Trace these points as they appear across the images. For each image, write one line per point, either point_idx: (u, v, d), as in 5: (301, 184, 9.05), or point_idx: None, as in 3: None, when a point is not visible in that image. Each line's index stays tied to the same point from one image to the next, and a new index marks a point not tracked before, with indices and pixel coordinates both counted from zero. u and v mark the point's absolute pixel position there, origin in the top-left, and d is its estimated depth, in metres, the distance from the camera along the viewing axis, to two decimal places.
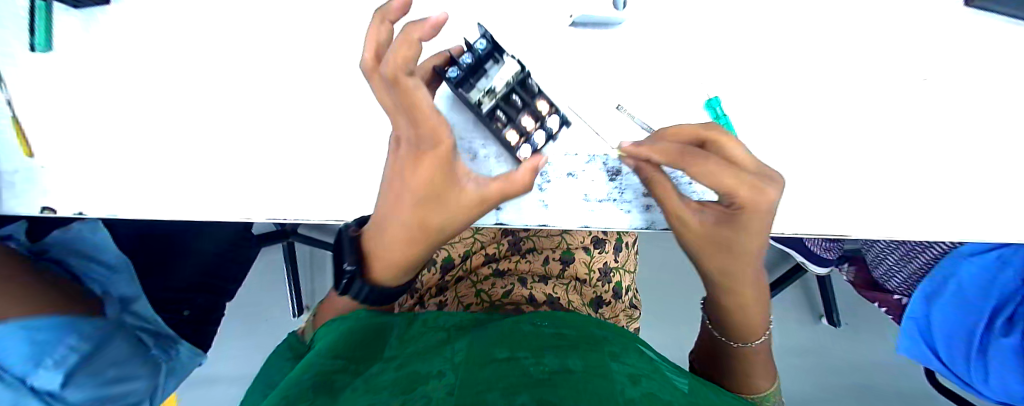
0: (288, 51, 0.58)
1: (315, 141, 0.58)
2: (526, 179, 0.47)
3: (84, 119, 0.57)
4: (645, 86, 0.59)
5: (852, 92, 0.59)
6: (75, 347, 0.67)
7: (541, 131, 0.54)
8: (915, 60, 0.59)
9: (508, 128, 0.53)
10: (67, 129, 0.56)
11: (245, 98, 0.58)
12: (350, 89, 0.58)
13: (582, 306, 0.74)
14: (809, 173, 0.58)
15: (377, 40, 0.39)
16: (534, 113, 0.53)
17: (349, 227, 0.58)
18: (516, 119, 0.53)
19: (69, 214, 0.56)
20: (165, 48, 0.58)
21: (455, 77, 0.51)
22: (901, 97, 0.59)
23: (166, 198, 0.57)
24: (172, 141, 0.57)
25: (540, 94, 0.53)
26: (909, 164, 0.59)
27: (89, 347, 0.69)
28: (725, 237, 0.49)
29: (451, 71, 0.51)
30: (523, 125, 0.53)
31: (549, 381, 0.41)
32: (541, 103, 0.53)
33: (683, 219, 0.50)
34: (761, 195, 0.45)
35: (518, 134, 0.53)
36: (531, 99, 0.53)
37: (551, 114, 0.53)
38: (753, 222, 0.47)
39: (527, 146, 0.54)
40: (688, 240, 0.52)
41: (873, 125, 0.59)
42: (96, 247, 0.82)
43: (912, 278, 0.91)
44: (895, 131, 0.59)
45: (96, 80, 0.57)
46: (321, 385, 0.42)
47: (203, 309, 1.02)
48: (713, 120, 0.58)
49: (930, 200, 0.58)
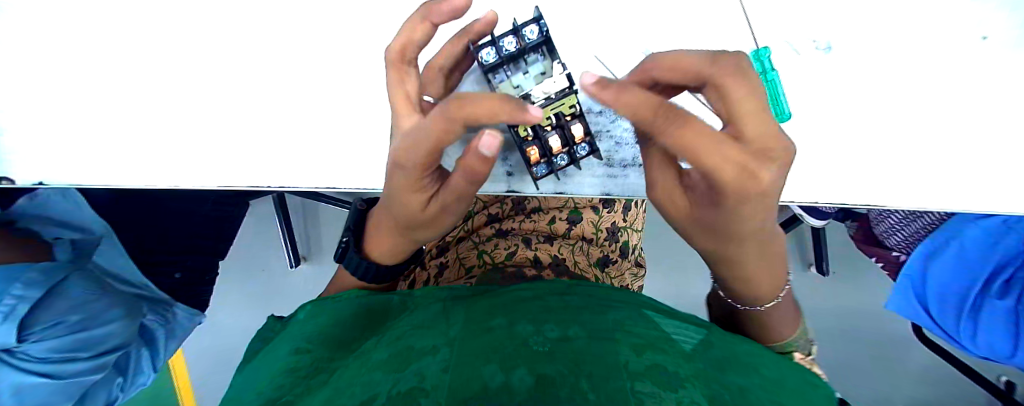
0: (266, 6, 0.52)
1: (291, 109, 0.54)
2: (479, 168, 0.39)
3: (37, 83, 0.53)
4: (652, 46, 0.54)
5: (884, 56, 0.54)
6: (22, 297, 0.73)
7: (566, 155, 0.47)
8: (953, 16, 0.53)
9: (532, 144, 0.46)
10: (22, 95, 0.53)
11: (211, 59, 0.53)
12: (337, 50, 0.53)
13: (590, 266, 0.70)
14: (811, 143, 0.56)
15: (410, 38, 0.40)
16: (566, 136, 0.46)
17: (359, 205, 0.64)
18: (544, 136, 0.45)
19: (30, 184, 0.54)
20: (116, 3, 0.52)
21: (490, 63, 0.42)
22: (938, 57, 0.54)
23: (137, 166, 0.54)
24: (136, 106, 0.53)
25: (579, 117, 0.45)
26: (926, 130, 0.55)
27: (38, 297, 0.75)
28: (712, 223, 0.38)
29: (486, 54, 0.42)
30: (550, 146, 0.46)
31: (549, 352, 0.38)
32: (577, 128, 0.45)
33: (671, 191, 0.40)
34: (756, 182, 0.32)
35: (541, 152, 0.46)
36: (567, 123, 0.45)
37: (583, 142, 0.47)
38: (741, 210, 0.34)
39: (544, 166, 0.48)
40: (678, 224, 0.42)
41: (903, 93, 0.55)
42: (66, 212, 0.88)
43: (913, 236, 0.92)
44: (927, 100, 0.55)
45: (60, 38, 0.52)
46: (309, 377, 0.41)
47: (195, 271, 1.04)
48: (758, 74, 0.54)
49: (942, 169, 0.55)
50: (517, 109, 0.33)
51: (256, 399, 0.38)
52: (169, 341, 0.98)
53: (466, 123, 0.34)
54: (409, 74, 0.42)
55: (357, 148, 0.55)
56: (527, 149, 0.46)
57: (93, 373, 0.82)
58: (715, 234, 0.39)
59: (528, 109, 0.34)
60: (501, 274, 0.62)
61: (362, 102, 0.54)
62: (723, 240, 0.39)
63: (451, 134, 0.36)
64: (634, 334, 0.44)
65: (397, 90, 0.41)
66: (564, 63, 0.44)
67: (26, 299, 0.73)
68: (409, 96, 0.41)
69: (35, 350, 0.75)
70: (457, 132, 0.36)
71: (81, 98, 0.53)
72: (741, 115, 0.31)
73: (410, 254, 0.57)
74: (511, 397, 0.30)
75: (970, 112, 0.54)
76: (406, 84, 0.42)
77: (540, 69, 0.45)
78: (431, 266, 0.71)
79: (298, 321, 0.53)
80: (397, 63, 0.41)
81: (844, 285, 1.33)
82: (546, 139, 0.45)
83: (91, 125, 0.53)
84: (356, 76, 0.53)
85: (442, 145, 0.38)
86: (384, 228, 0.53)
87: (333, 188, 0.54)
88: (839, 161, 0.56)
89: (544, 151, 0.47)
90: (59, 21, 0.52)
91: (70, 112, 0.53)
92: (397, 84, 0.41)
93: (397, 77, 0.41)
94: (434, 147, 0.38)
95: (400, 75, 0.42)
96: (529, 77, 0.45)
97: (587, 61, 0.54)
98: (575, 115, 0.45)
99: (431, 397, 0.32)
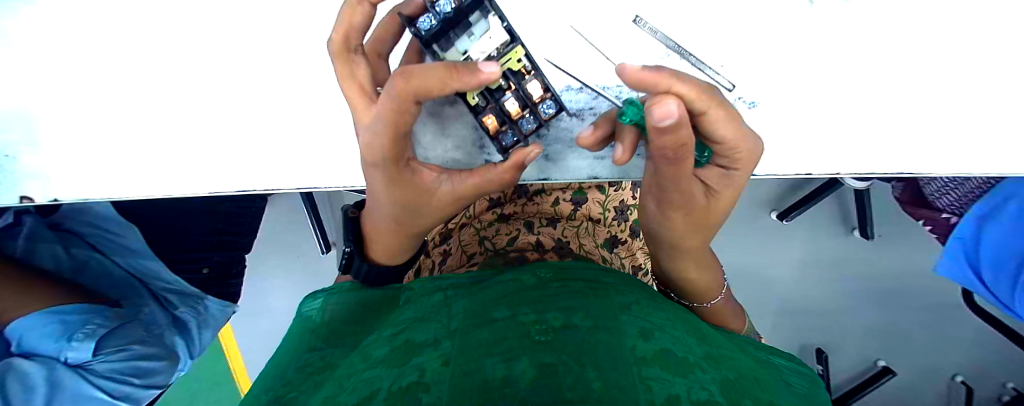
0: (215, 10, 0.52)
1: (266, 112, 0.55)
2: (510, 167, 0.43)
3: (31, 107, 0.55)
4: (634, 15, 0.50)
5: None
6: (101, 324, 0.87)
7: (530, 117, 0.45)
8: None
9: (489, 111, 0.45)
10: (20, 120, 0.56)
11: (183, 69, 0.54)
12: (305, 47, 0.53)
13: (597, 248, 0.67)
14: (811, 109, 0.51)
15: (351, 24, 0.40)
16: (523, 96, 0.44)
17: (350, 210, 0.67)
18: (500, 100, 0.44)
19: (47, 200, 0.58)
20: (87, 23, 0.53)
21: (428, 31, 0.40)
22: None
23: (139, 176, 0.58)
24: (127, 121, 0.56)
25: (534, 73, 0.43)
26: (950, 83, 0.49)
27: (114, 324, 0.89)
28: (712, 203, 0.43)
29: (424, 22, 0.39)
30: (508, 109, 0.44)
31: (552, 340, 0.37)
32: (534, 85, 0.43)
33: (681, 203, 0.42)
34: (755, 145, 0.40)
35: (499, 120, 0.45)
36: (522, 82, 0.43)
37: (545, 100, 0.44)
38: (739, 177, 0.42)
39: (509, 133, 0.46)
40: (678, 225, 0.45)
41: (926, 42, 0.48)
42: (101, 218, 0.98)
43: (968, 196, 0.85)
44: (955, 48, 0.48)
45: (39, 63, 0.54)
46: (317, 373, 0.43)
47: (222, 265, 1.11)
48: (760, 32, 0.50)
49: (966, 126, 0.50)
50: (468, 74, 0.33)
51: (267, 394, 0.40)
52: (203, 331, 1.05)
53: (417, 97, 0.34)
54: (357, 62, 0.41)
55: (344, 145, 0.56)
56: (483, 118, 0.45)
57: (148, 375, 0.92)
58: (702, 215, 0.44)
59: (480, 69, 0.34)
60: (503, 258, 0.60)
61: (333, 100, 0.54)
62: (707, 217, 0.45)
63: (410, 113, 0.35)
64: (641, 321, 0.43)
65: (349, 82, 0.41)
66: (502, 14, 0.39)
67: (105, 325, 0.87)
68: (364, 88, 0.41)
69: (104, 365, 0.86)
70: (412, 110, 0.35)
71: (78, 118, 0.56)
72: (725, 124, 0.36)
73: (406, 256, 0.65)
74: (511, 389, 0.30)
75: (1006, 61, 0.47)
76: (358, 74, 0.41)
77: (483, 29, 0.40)
78: (436, 254, 0.71)
79: (304, 316, 0.55)
80: (342, 53, 0.41)
81: (888, 251, 1.22)
82: (502, 102, 0.44)
83: (84, 144, 0.57)
84: (333, 72, 0.53)
85: (404, 128, 0.37)
86: (381, 222, 0.50)
87: (325, 187, 0.57)
88: (845, 125, 0.51)
89: (503, 117, 0.45)
90: (35, 46, 0.53)
91: (63, 132, 0.56)
92: (349, 75, 0.41)
93: (347, 68, 0.41)
94: (395, 131, 0.37)
95: (349, 65, 0.41)
96: (474, 39, 0.41)
97: (563, 33, 0.51)
98: (528, 70, 0.43)
99: (432, 393, 0.32)
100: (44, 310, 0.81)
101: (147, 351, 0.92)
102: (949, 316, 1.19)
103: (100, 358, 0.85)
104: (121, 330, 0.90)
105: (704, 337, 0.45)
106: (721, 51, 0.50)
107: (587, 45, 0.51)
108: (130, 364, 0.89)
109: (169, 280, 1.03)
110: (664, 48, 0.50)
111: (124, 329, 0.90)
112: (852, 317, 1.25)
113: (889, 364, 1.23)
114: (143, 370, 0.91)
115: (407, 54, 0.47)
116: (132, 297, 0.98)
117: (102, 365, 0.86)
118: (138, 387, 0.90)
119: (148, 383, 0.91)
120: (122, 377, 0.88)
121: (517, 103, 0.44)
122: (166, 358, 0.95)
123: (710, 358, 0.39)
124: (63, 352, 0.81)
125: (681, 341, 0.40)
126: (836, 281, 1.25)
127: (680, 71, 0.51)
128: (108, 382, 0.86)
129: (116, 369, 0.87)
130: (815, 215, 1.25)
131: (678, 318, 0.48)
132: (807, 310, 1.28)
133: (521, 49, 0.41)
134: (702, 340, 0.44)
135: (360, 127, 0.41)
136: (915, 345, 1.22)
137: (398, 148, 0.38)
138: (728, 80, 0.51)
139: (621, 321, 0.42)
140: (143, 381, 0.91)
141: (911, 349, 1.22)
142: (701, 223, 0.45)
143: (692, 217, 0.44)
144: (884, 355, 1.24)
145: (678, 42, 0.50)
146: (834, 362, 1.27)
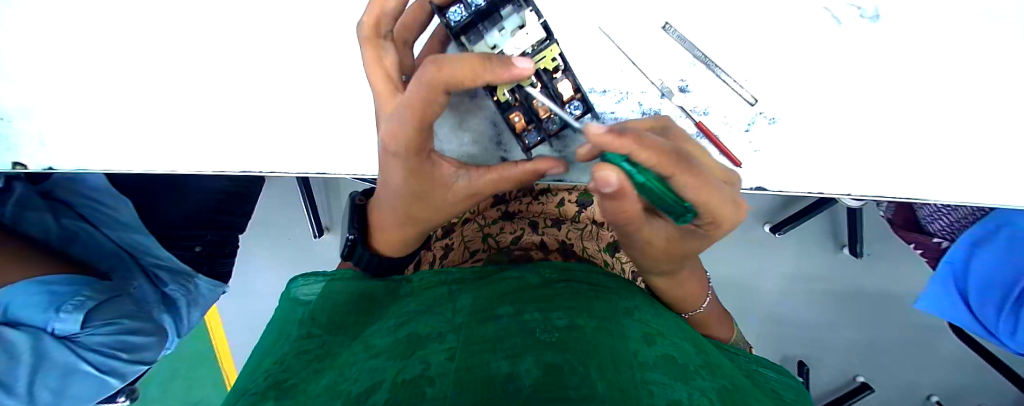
0: None
1: (277, 92, 0.54)
2: (526, 169, 0.42)
3: (37, 71, 0.54)
4: (662, 22, 0.49)
5: (926, 24, 0.48)
6: (89, 296, 0.82)
7: (557, 117, 0.45)
8: None
9: (517, 108, 0.44)
10: (25, 84, 0.54)
11: (196, 42, 0.52)
12: (321, 28, 0.51)
13: (602, 253, 0.66)
14: (832, 128, 0.51)
15: (382, 9, 0.38)
16: (552, 95, 0.43)
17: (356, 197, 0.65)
18: (527, 99, 0.43)
19: (41, 169, 0.56)
20: None
21: (458, 23, 0.39)
22: (994, 30, 0.47)
23: (140, 149, 0.56)
24: (132, 91, 0.54)
25: (564, 72, 0.43)
26: (971, 113, 0.49)
27: (104, 298, 0.84)
28: (687, 246, 0.42)
29: (454, 13, 0.38)
30: (535, 110, 0.44)
31: (561, 342, 0.36)
32: (564, 85, 0.43)
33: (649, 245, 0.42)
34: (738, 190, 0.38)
35: (525, 119, 0.45)
36: (552, 80, 0.43)
37: (573, 100, 0.44)
38: (715, 234, 0.40)
39: (534, 133, 0.46)
40: (651, 259, 0.46)
41: (946, 71, 0.48)
42: (93, 189, 0.96)
43: (958, 223, 0.87)
44: (974, 79, 0.48)
45: (51, 27, 0.52)
46: (313, 362, 0.41)
47: (214, 244, 1.08)
48: (788, 49, 0.49)
49: (985, 156, 0.50)
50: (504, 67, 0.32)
51: (265, 380, 0.39)
52: (191, 311, 1.02)
53: (447, 87, 0.32)
54: (386, 48, 0.41)
55: (354, 131, 0.55)
56: (510, 115, 0.45)
57: (142, 350, 0.87)
58: (670, 254, 0.44)
59: (513, 63, 0.33)
60: (508, 256, 0.59)
61: (347, 85, 0.53)
62: (676, 257, 0.45)
63: (437, 104, 0.34)
64: (644, 326, 0.43)
65: (372, 66, 0.40)
66: (537, 10, 0.39)
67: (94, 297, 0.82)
68: (391, 77, 0.40)
69: (94, 338, 0.81)
70: (441, 101, 0.34)
71: (82, 85, 0.54)
72: (714, 211, 0.34)
73: (407, 248, 0.63)
74: (518, 388, 0.29)
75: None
76: (385, 63, 0.40)
77: (516, 23, 0.39)
78: (437, 247, 0.70)
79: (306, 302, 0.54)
80: (372, 39, 0.40)
81: (873, 272, 1.25)
82: (530, 100, 0.43)
83: (87, 112, 0.55)
84: (351, 56, 0.52)
85: (427, 120, 0.35)
86: (391, 211, 0.50)
87: (332, 173, 0.55)
88: (865, 147, 0.51)
89: (530, 116, 0.45)
90: (47, 9, 0.52)
91: (66, 99, 0.54)
92: (375, 63, 0.40)
93: (373, 53, 0.40)
94: (419, 122, 0.35)
95: (376, 50, 0.40)
96: (506, 34, 0.40)
97: (591, 34, 0.50)
98: (558, 70, 0.43)
99: (436, 386, 0.32)
100: (31, 279, 0.77)
101: (138, 326, 0.87)
102: (930, 335, 1.23)
103: (88, 331, 0.80)
104: (110, 302, 0.85)
105: (712, 352, 0.45)
106: (747, 65, 0.50)
107: (613, 48, 0.50)
108: (121, 338, 0.84)
109: (160, 256, 1.00)
110: (690, 57, 0.50)
111: (112, 303, 0.85)
112: (836, 333, 1.28)
113: (868, 380, 1.26)
114: (133, 345, 0.86)
115: (433, 45, 0.45)
116: (121, 271, 0.95)
117: (90, 338, 0.80)
118: (127, 362, 0.85)
119: (137, 359, 0.86)
120: (112, 351, 0.83)
121: (545, 102, 0.43)
122: (156, 334, 0.90)
123: (710, 366, 0.39)
124: (51, 323, 0.76)
125: (685, 351, 0.40)
126: (824, 297, 1.28)
127: (705, 81, 0.50)
128: (98, 356, 0.80)
129: (105, 343, 0.82)
130: (809, 231, 1.27)
131: (680, 327, 0.48)
132: (793, 321, 1.30)
133: (556, 47, 0.40)
134: (704, 350, 0.44)
135: (382, 113, 0.40)
136: (893, 363, 1.25)
137: (422, 138, 0.37)
138: (751, 94, 0.50)
139: (625, 326, 0.41)
140: (131, 356, 0.85)
141: (891, 367, 1.25)
142: (667, 260, 0.46)
143: (661, 256, 0.44)
144: (863, 370, 1.27)
145: (705, 52, 0.50)
146: (815, 375, 1.30)
